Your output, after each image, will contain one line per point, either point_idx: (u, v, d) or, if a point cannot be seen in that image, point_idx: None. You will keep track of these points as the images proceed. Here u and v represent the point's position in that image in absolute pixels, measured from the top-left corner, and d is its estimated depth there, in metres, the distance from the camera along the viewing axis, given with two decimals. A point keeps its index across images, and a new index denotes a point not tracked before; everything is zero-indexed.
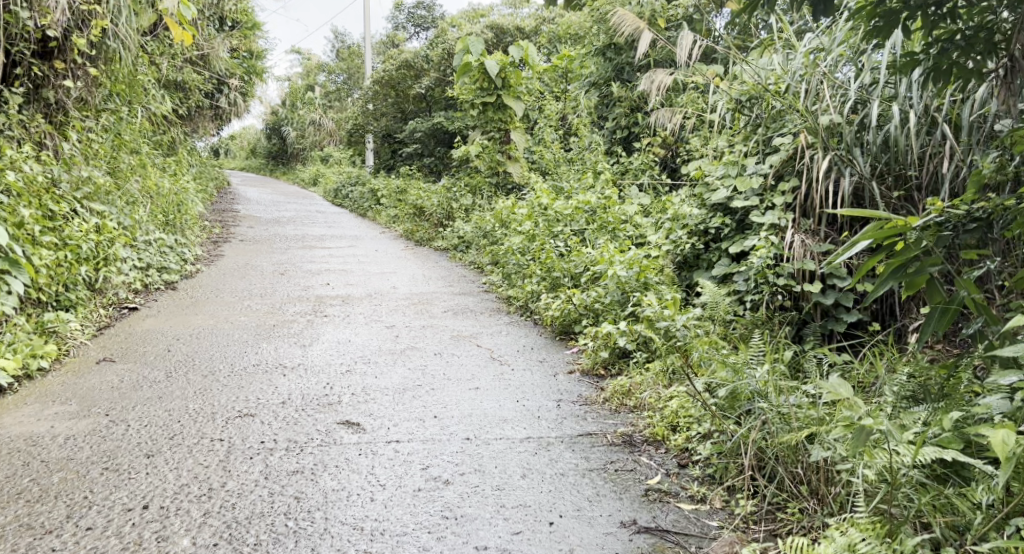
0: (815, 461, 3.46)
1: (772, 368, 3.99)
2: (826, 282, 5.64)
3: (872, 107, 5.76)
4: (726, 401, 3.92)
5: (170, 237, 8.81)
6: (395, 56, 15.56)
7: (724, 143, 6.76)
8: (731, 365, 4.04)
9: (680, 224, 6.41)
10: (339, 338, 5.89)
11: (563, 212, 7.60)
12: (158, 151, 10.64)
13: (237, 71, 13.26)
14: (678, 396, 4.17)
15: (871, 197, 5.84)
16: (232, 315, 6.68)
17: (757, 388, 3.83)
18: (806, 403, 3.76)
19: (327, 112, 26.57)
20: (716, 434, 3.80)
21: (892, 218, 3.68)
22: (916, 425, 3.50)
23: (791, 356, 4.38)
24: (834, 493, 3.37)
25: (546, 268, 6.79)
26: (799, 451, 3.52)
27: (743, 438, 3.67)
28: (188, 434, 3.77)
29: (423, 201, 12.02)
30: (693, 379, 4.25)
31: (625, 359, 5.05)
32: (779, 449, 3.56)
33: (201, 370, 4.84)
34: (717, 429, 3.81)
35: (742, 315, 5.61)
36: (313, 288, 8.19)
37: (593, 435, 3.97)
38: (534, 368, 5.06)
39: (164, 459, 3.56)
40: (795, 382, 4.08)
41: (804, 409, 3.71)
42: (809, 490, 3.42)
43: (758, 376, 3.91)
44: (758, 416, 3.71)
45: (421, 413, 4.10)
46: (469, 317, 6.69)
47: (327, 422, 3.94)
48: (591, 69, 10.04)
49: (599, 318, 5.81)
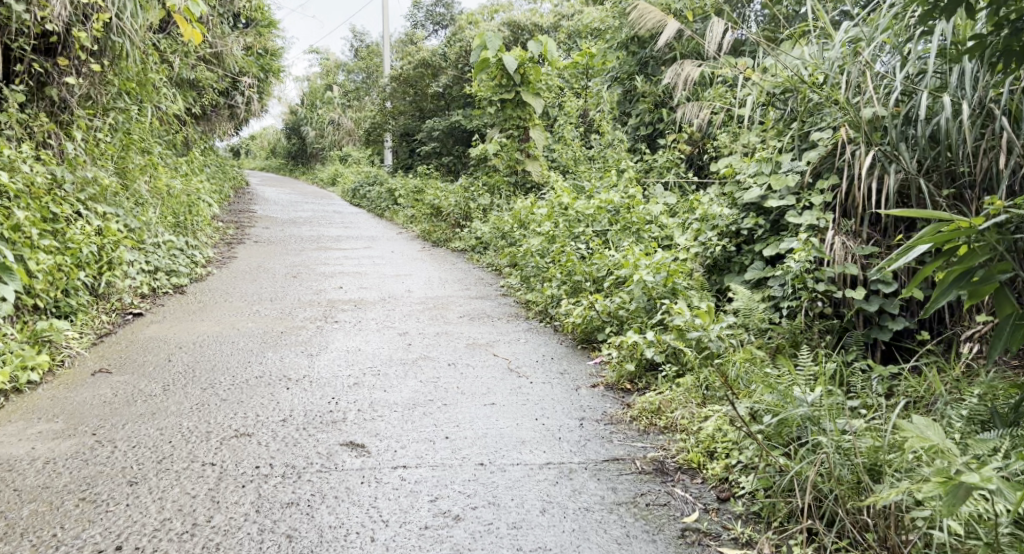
0: (885, 508, 3.09)
1: (820, 389, 3.62)
2: (869, 288, 5.30)
3: (920, 99, 5.38)
4: (772, 429, 3.54)
5: (181, 240, 8.51)
6: (412, 54, 15.27)
7: (756, 139, 6.39)
8: (776, 386, 3.66)
9: (710, 225, 6.04)
10: (347, 347, 5.56)
11: (585, 211, 7.22)
12: (171, 150, 10.34)
13: (252, 69, 12.96)
14: (714, 417, 3.80)
15: (917, 196, 5.47)
16: (239, 321, 6.38)
17: (807, 413, 3.46)
18: (860, 431, 3.38)
19: (346, 111, 26.32)
20: (761, 462, 3.44)
21: (955, 219, 3.44)
22: (994, 460, 3.13)
23: (835, 371, 4.00)
24: (908, 543, 3.00)
25: (566, 272, 6.44)
26: (862, 493, 3.16)
27: (795, 475, 3.30)
28: (177, 458, 3.45)
29: (440, 201, 11.71)
30: (730, 398, 3.89)
31: (653, 372, 4.69)
32: (838, 488, 3.19)
33: (201, 380, 4.51)
34: (762, 459, 3.45)
35: (779, 324, 5.24)
36: (324, 292, 7.88)
37: (621, 460, 3.62)
38: (554, 381, 4.71)
39: (148, 488, 3.25)
40: (843, 402, 3.70)
41: (858, 439, 3.34)
42: (877, 539, 3.04)
43: (805, 399, 3.54)
44: (812, 449, 3.35)
45: (432, 433, 3.76)
46: (486, 323, 6.35)
47: (331, 443, 3.60)
48: (614, 64, 9.68)
49: (624, 326, 5.45)
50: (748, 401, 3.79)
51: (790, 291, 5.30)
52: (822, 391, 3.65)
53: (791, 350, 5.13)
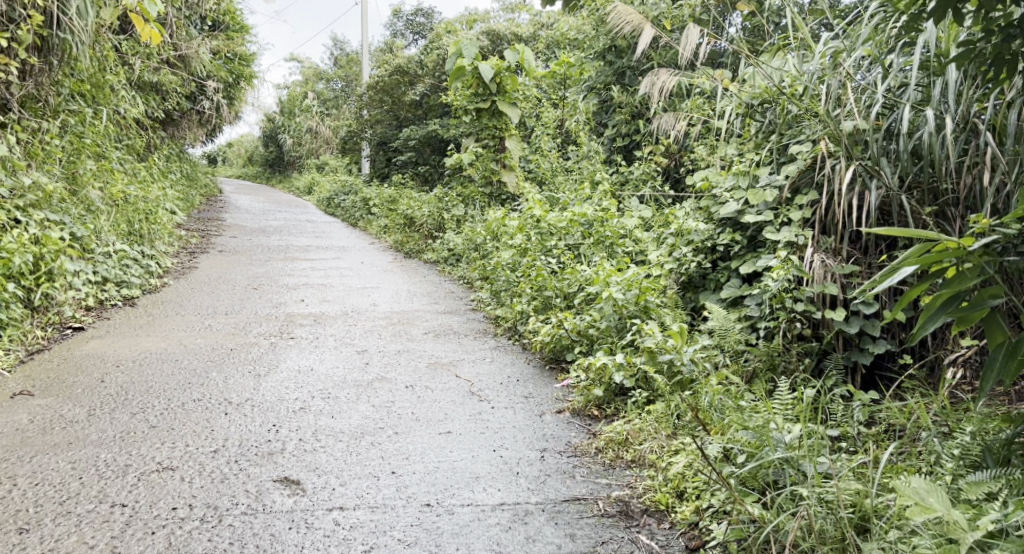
0: None
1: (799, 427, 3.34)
2: (850, 309, 5.06)
3: (902, 112, 5.14)
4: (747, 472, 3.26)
5: (135, 249, 8.13)
6: (388, 61, 14.96)
7: (734, 151, 6.12)
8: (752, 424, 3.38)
9: (685, 239, 5.74)
10: (299, 367, 5.21)
11: (557, 224, 6.90)
12: (131, 155, 9.96)
13: (220, 73, 12.58)
14: (685, 452, 3.49)
15: (898, 213, 5.23)
16: (187, 337, 6.02)
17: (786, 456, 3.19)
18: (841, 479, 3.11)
19: (324, 119, 25.87)
20: (734, 508, 3.16)
21: (943, 238, 3.22)
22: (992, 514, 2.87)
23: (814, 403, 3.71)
24: None
25: (536, 287, 6.12)
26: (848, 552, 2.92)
27: (775, 529, 3.03)
28: (84, 499, 3.16)
29: (414, 211, 11.38)
30: (703, 435, 3.59)
31: (622, 398, 4.36)
32: (822, 547, 2.93)
33: (133, 403, 4.19)
34: (735, 504, 3.16)
35: (755, 346, 4.96)
36: (285, 305, 7.53)
37: (582, 500, 3.31)
38: (517, 406, 4.37)
39: (39, 537, 2.98)
40: (824, 439, 3.42)
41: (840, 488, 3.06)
42: None
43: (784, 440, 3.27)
44: (794, 501, 3.09)
45: (377, 467, 3.45)
46: (451, 341, 6.02)
47: (262, 479, 3.31)
48: (591, 74, 9.40)
49: (594, 347, 5.14)
50: (722, 435, 3.50)
51: (767, 312, 5.03)
52: (802, 426, 3.36)
53: (768, 374, 4.85)
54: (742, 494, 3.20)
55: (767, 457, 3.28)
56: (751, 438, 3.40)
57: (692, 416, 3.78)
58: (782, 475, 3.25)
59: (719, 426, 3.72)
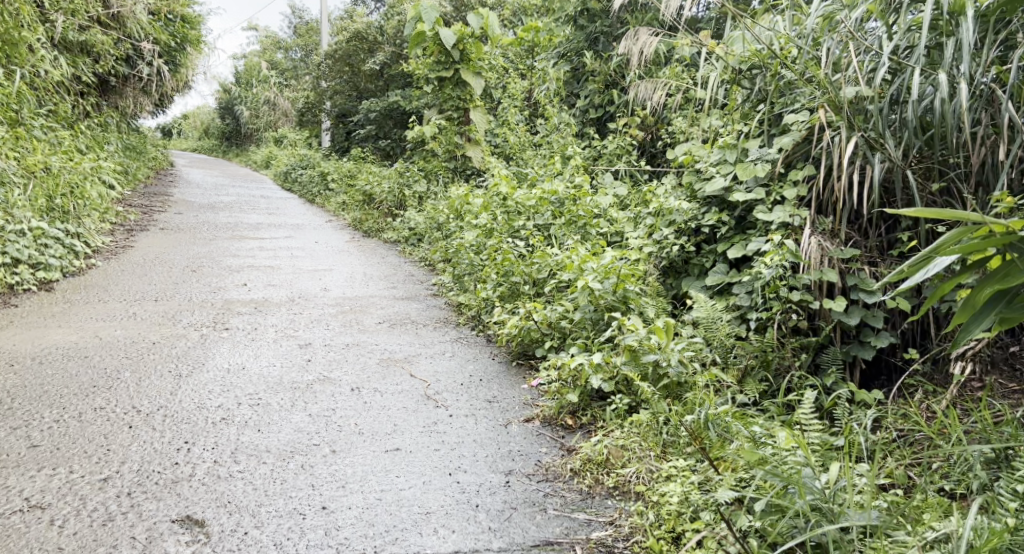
0: None
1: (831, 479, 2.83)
2: (848, 297, 4.36)
3: (909, 77, 4.30)
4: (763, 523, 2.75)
5: (57, 227, 7.53)
6: (346, 28, 14.17)
7: (718, 120, 5.43)
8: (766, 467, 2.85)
9: (666, 220, 5.08)
10: (228, 366, 4.62)
11: (526, 203, 6.24)
12: (55, 123, 9.40)
13: (159, 36, 11.86)
14: (681, 485, 2.96)
15: (903, 190, 4.45)
16: (104, 329, 5.52)
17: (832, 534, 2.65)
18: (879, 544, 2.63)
19: (283, 90, 24.78)
20: None
21: (991, 223, 2.54)
22: None
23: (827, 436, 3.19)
24: None
25: (501, 271, 5.47)
26: None
27: None
28: None
29: (373, 186, 10.68)
30: (701, 474, 3.01)
31: (600, 405, 3.75)
32: None
33: (17, 417, 3.64)
34: None
35: (746, 340, 4.22)
36: (224, 290, 6.86)
37: (556, 546, 2.80)
38: (479, 414, 3.74)
39: None
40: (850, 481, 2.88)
41: None
42: None
43: (813, 499, 2.78)
44: None
45: (304, 500, 2.92)
46: (408, 332, 5.37)
47: (158, 520, 2.80)
48: (561, 40, 8.72)
49: (567, 341, 4.55)
50: (729, 473, 2.97)
51: (758, 302, 4.30)
52: (837, 469, 2.84)
53: (762, 373, 4.13)
54: (749, 548, 2.70)
55: (792, 507, 2.76)
56: (774, 481, 2.86)
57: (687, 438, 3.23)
58: (805, 527, 2.73)
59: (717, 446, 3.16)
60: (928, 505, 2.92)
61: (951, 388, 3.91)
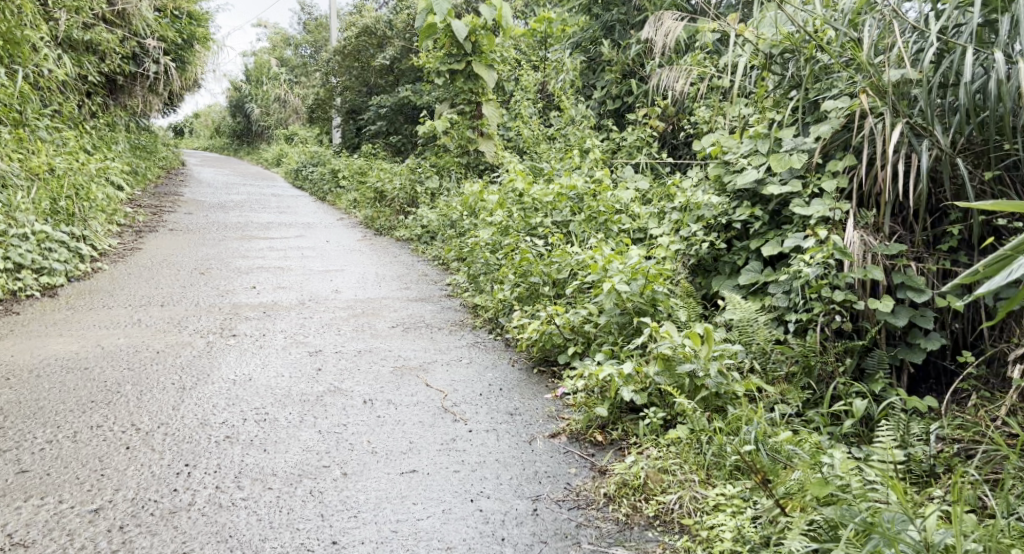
0: None
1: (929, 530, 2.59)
2: (893, 296, 4.05)
3: (959, 59, 4.00)
4: None
5: (61, 230, 7.31)
6: (355, 22, 13.92)
7: (747, 108, 5.13)
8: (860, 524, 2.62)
9: (694, 216, 4.80)
10: (235, 376, 4.37)
11: (543, 199, 5.96)
12: (60, 123, 9.18)
13: (166, 33, 11.63)
14: (737, 518, 2.80)
15: (953, 180, 4.15)
16: (107, 338, 5.28)
17: None
18: None
19: (292, 88, 24.48)
20: None
21: None
22: None
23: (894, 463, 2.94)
24: None
25: (520, 272, 5.20)
26: None
27: None
28: None
29: (384, 183, 10.42)
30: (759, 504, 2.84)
31: (632, 417, 3.49)
32: None
33: (8, 437, 3.42)
34: None
35: (786, 344, 3.94)
36: (233, 293, 6.62)
37: None
38: (501, 429, 3.49)
39: None
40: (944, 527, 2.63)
41: None
42: None
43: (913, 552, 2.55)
44: None
45: (313, 533, 2.74)
46: (422, 337, 5.11)
47: None
48: (576, 29, 8.43)
49: (592, 347, 4.28)
50: (800, 512, 2.75)
51: (798, 302, 4.02)
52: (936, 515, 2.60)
53: (805, 379, 3.85)
54: None
55: None
56: (861, 530, 2.63)
57: (738, 459, 3.00)
58: None
59: (779, 476, 2.95)
60: (1016, 540, 2.69)
61: (1012, 394, 3.58)
